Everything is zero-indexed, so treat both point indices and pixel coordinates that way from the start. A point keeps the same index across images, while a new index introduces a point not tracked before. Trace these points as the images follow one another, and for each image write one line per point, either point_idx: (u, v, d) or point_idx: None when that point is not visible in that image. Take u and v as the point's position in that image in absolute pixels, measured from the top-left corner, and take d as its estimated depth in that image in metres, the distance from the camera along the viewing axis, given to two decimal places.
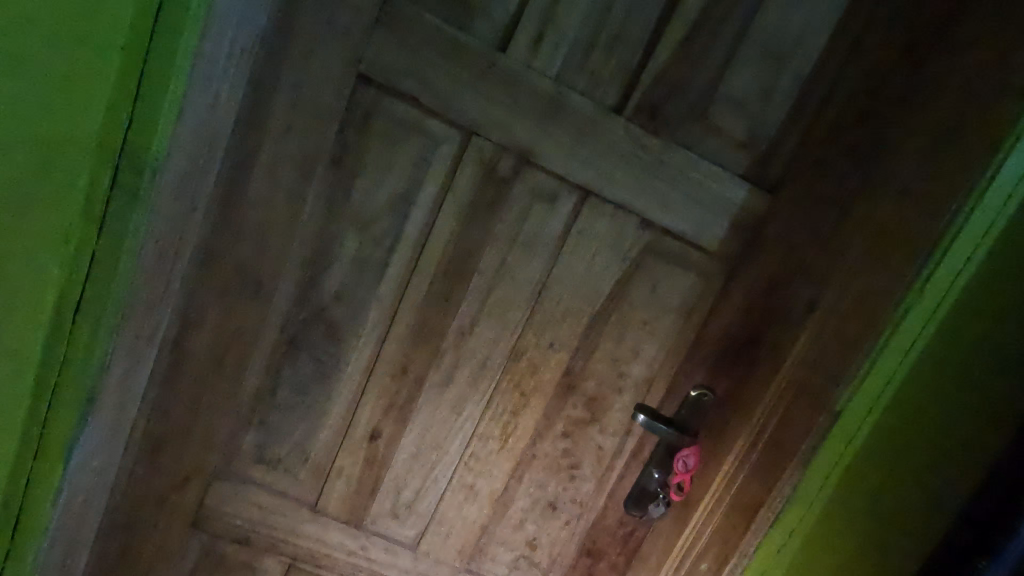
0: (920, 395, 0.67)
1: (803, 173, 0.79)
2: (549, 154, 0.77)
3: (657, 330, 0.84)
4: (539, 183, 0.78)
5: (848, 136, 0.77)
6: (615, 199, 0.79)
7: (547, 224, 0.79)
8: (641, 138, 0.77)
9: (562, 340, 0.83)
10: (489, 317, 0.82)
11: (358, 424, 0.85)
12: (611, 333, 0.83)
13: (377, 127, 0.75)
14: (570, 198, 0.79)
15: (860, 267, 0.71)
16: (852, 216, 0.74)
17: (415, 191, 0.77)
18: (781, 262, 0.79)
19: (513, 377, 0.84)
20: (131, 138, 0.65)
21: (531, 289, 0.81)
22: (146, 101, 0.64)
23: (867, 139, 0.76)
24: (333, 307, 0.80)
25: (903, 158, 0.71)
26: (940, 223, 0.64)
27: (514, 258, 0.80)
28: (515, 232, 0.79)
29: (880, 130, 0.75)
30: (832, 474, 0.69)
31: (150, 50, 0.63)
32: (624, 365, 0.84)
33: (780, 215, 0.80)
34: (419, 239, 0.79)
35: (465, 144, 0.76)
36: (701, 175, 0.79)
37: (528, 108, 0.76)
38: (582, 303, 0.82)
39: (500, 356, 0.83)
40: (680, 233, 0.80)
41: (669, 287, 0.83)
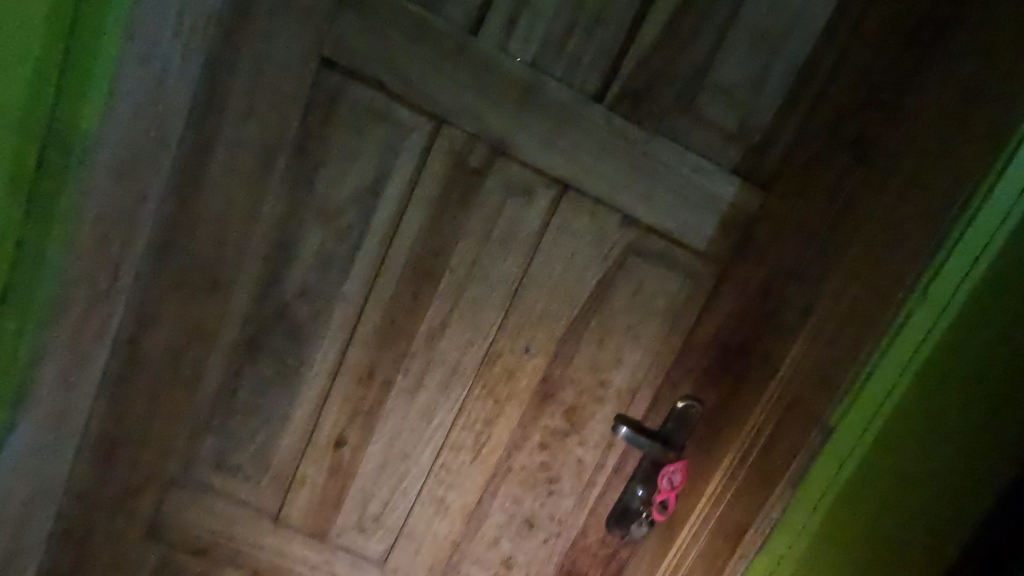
0: (920, 409, 0.63)
1: (801, 168, 0.73)
2: (524, 145, 0.72)
3: (641, 336, 0.78)
4: (514, 175, 0.73)
5: (849, 128, 0.71)
6: (596, 194, 0.73)
7: (522, 221, 0.74)
8: (625, 128, 0.72)
9: (538, 344, 0.77)
10: (460, 318, 0.77)
11: (322, 430, 0.80)
12: (591, 338, 0.78)
13: (341, 115, 0.71)
14: (547, 192, 0.74)
15: (860, 269, 0.65)
16: (850, 214, 0.68)
17: (383, 183, 0.73)
18: (775, 264, 0.73)
19: (487, 384, 0.79)
20: (54, 121, 0.63)
21: (507, 290, 0.76)
22: (69, 82, 0.63)
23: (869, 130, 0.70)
24: (296, 305, 0.77)
25: (907, 149, 0.65)
26: (945, 218, 0.58)
27: (487, 257, 0.75)
28: (488, 229, 0.74)
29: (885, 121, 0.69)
30: (827, 494, 0.64)
31: (73, 27, 0.61)
32: (606, 373, 0.79)
33: (774, 213, 0.74)
34: (387, 234, 0.74)
35: (434, 133, 0.72)
36: (687, 169, 0.73)
37: (503, 96, 0.71)
38: (561, 305, 0.76)
39: (472, 361, 0.78)
40: (665, 231, 0.75)
41: (654, 289, 0.77)
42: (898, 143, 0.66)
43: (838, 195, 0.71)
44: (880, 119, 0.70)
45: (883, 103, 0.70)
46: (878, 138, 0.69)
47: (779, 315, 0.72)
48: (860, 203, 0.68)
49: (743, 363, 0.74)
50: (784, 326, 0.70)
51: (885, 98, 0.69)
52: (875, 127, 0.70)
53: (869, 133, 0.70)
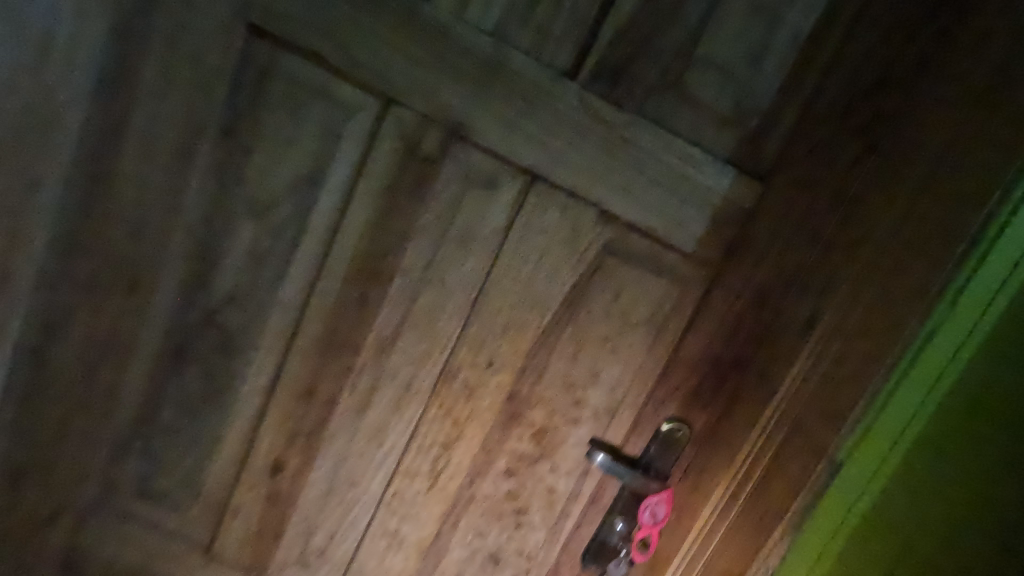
0: (940, 424, 0.56)
1: (805, 156, 0.63)
2: (485, 129, 0.62)
3: (621, 350, 0.68)
4: (474, 163, 0.63)
5: (860, 111, 0.61)
6: (568, 186, 0.63)
7: (484, 217, 0.64)
8: (603, 111, 0.62)
9: (503, 357, 0.68)
10: (413, 328, 0.67)
11: (258, 453, 0.70)
12: (564, 352, 0.68)
13: (274, 92, 0.62)
14: (513, 184, 0.64)
15: (871, 275, 0.56)
16: (860, 211, 0.59)
17: (323, 171, 0.63)
18: (774, 267, 0.63)
19: (445, 402, 0.69)
20: None
21: (468, 296, 0.66)
22: None
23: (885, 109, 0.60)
24: (225, 311, 0.67)
25: (931, 133, 0.55)
26: (978, 217, 0.50)
27: (444, 257, 0.65)
28: (445, 225, 0.64)
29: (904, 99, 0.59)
30: (843, 526, 0.56)
31: None
32: (581, 391, 0.69)
33: (773, 210, 0.64)
34: (329, 230, 0.64)
35: (382, 114, 0.62)
36: (674, 158, 0.63)
37: (461, 71, 0.61)
38: (529, 313, 0.67)
39: (428, 376, 0.68)
40: (648, 229, 0.65)
41: (635, 296, 0.67)
42: (918, 128, 0.56)
43: (847, 189, 0.61)
44: (896, 99, 0.59)
45: (900, 80, 0.59)
46: (894, 121, 0.59)
47: (779, 327, 0.62)
48: (872, 197, 0.58)
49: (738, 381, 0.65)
50: (785, 341, 0.61)
51: (903, 74, 0.59)
52: (891, 110, 0.59)
53: (884, 116, 0.60)
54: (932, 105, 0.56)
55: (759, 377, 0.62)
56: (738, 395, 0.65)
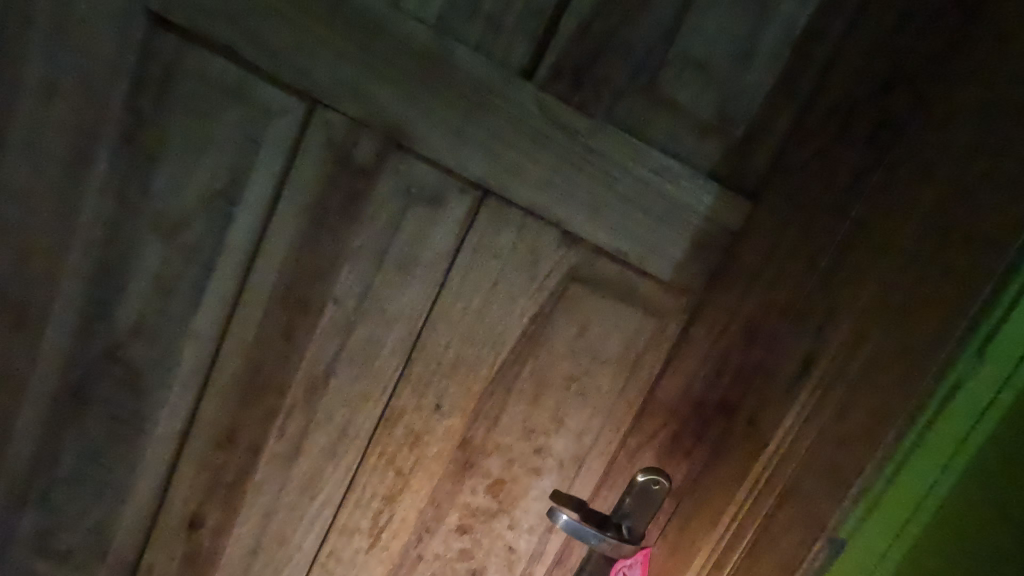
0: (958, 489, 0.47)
1: (801, 171, 0.54)
2: (428, 137, 0.53)
3: (589, 391, 0.59)
4: (416, 176, 0.54)
5: (864, 118, 0.52)
6: (525, 203, 0.55)
7: (428, 238, 0.55)
8: (564, 117, 0.53)
9: (453, 400, 0.59)
10: (349, 365, 0.58)
11: (172, 508, 0.61)
12: (523, 393, 0.59)
13: (181, 92, 0.53)
14: (461, 200, 0.55)
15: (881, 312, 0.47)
16: (866, 235, 0.50)
17: (240, 185, 0.54)
18: (766, 300, 0.54)
19: (386, 450, 0.60)
20: None
21: (411, 330, 0.57)
22: None
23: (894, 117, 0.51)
24: (131, 344, 0.58)
25: (947, 146, 0.46)
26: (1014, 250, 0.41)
27: (381, 284, 0.56)
28: (382, 248, 0.56)
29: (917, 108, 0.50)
30: None
31: None
32: (543, 438, 0.60)
33: (764, 233, 0.55)
34: (247, 254, 0.55)
35: (307, 119, 0.53)
36: (648, 172, 0.54)
37: (398, 69, 0.52)
38: (481, 350, 0.58)
39: (366, 420, 0.59)
40: (618, 253, 0.56)
41: (605, 329, 0.58)
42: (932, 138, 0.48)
43: (852, 211, 0.52)
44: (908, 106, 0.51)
45: (912, 85, 0.51)
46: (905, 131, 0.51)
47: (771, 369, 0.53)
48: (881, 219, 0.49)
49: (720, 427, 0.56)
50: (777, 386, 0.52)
51: (914, 78, 0.51)
52: (901, 120, 0.51)
53: (895, 126, 0.51)
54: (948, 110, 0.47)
55: (747, 424, 0.54)
56: (724, 444, 0.56)
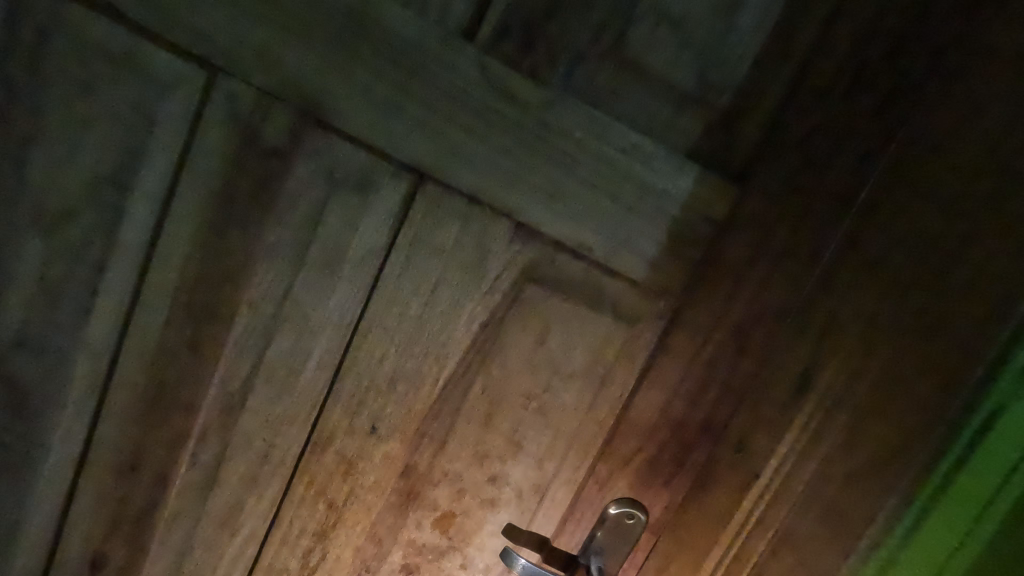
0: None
1: (795, 149, 0.45)
2: (349, 111, 0.45)
3: (551, 412, 0.50)
4: (339, 158, 0.46)
5: (869, 83, 0.44)
6: (469, 190, 0.46)
7: (355, 232, 0.47)
8: (513, 86, 0.44)
9: (391, 421, 0.50)
10: (268, 381, 0.50)
11: (68, 549, 0.52)
12: (474, 414, 0.50)
13: (57, 57, 0.44)
14: (393, 187, 0.46)
15: (894, 324, 0.40)
16: (872, 226, 0.42)
17: (133, 170, 0.46)
18: (757, 302, 0.46)
19: (316, 480, 0.51)
20: None
21: (338, 340, 0.49)
22: None
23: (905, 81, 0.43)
24: (11, 359, 0.49)
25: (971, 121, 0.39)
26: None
27: (302, 287, 0.48)
28: (303, 244, 0.47)
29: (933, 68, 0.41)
30: None
31: None
32: (498, 465, 0.51)
33: (752, 223, 0.46)
34: (144, 250, 0.47)
35: (207, 90, 0.44)
36: (615, 151, 0.46)
37: (313, 28, 0.43)
38: (423, 363, 0.49)
39: (291, 445, 0.51)
40: (582, 249, 0.47)
41: (568, 339, 0.49)
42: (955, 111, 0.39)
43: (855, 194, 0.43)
44: (922, 68, 0.42)
45: (927, 42, 0.42)
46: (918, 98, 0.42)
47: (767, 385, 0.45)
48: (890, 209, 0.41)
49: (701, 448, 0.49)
50: (773, 409, 0.44)
51: (930, 33, 0.42)
52: (914, 84, 0.42)
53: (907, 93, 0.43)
54: (977, 81, 0.39)
55: (736, 450, 0.46)
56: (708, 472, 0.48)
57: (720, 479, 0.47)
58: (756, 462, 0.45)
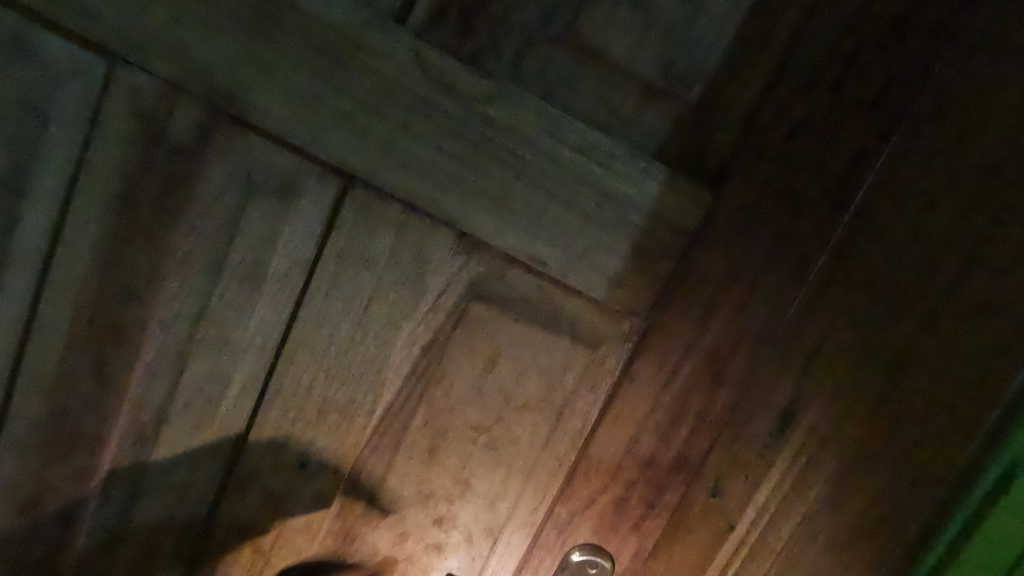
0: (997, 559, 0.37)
1: (777, 154, 0.40)
2: (267, 105, 0.39)
3: (503, 446, 0.45)
4: (257, 158, 0.40)
5: (872, 84, 0.39)
6: (405, 195, 0.40)
7: (277, 243, 0.41)
8: (452, 76, 0.39)
9: (321, 456, 0.44)
10: (184, 411, 0.44)
11: None
12: (415, 448, 0.45)
13: None
14: (319, 191, 0.41)
15: (885, 361, 0.38)
16: (865, 251, 0.39)
17: (25, 171, 0.40)
18: (732, 324, 0.41)
19: (238, 522, 0.45)
20: None
21: (261, 364, 0.43)
22: None
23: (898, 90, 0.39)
24: None
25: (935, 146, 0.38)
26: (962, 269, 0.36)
27: (218, 305, 0.42)
28: (218, 257, 0.41)
29: (924, 80, 0.38)
30: None
31: None
32: (444, 506, 0.46)
33: (729, 235, 0.41)
34: (40, 262, 0.41)
35: (105, 80, 0.39)
36: (570, 151, 0.40)
37: (225, 11, 0.38)
38: (356, 391, 0.43)
39: (210, 483, 0.45)
40: (535, 263, 0.42)
41: (521, 364, 0.43)
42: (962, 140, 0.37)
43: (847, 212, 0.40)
44: (930, 86, 0.38)
45: (922, 49, 0.38)
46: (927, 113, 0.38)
47: (748, 423, 0.41)
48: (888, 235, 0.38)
49: (671, 486, 0.44)
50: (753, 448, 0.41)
51: (925, 40, 0.38)
52: (908, 93, 0.39)
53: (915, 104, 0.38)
54: (989, 112, 0.36)
55: (712, 495, 0.43)
56: (682, 518, 0.44)
57: (691, 524, 0.43)
58: (733, 509, 0.42)
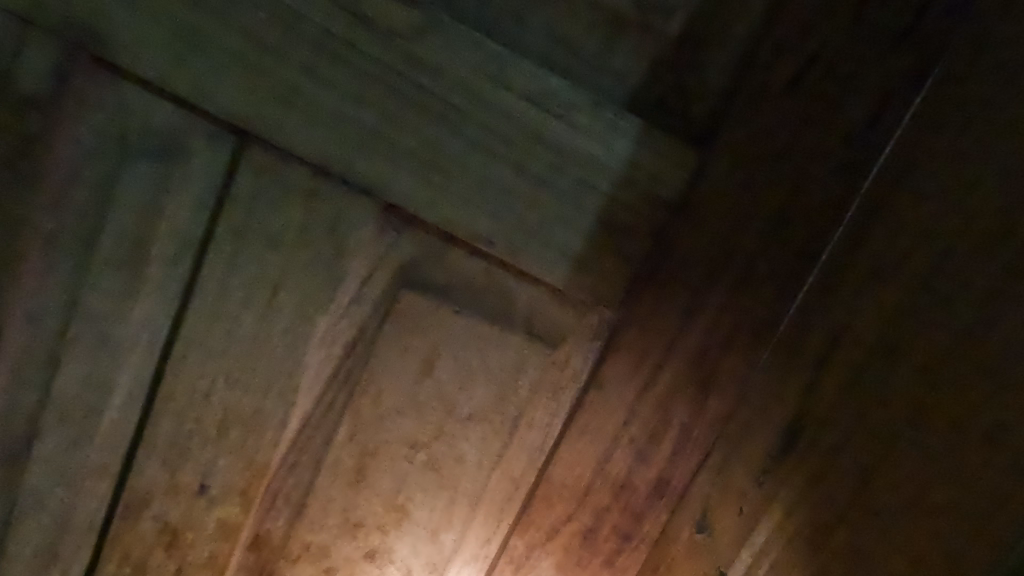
0: None
1: (780, 101, 0.32)
2: (137, 44, 0.31)
3: (446, 466, 0.37)
4: (130, 111, 0.32)
5: (895, 18, 0.31)
6: (312, 156, 0.32)
7: (161, 217, 0.33)
8: (367, 7, 0.31)
9: (225, 478, 0.37)
10: (59, 424, 0.36)
11: None
12: (340, 467, 0.37)
13: None
14: (210, 153, 0.33)
15: (900, 352, 0.29)
16: (889, 222, 0.30)
17: None
18: (720, 315, 0.33)
19: (130, 557, 0.38)
20: None
21: (149, 366, 0.35)
22: None
23: (930, 20, 0.31)
24: None
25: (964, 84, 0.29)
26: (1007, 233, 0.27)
27: (93, 294, 0.34)
28: (89, 235, 0.34)
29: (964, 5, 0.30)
30: None
31: None
32: (377, 537, 0.38)
33: (719, 205, 0.33)
34: None
35: None
36: (517, 100, 0.32)
37: None
38: (264, 400, 0.36)
39: (95, 508, 0.37)
40: (478, 241, 0.34)
41: (464, 366, 0.35)
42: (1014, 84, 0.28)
43: (868, 173, 0.31)
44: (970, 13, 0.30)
45: None
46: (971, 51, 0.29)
47: (741, 440, 0.33)
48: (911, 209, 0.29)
49: (649, 514, 0.36)
50: (749, 477, 0.33)
51: None
52: (943, 23, 0.31)
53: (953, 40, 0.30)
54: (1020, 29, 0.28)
55: (699, 530, 0.34)
56: (664, 554, 0.35)
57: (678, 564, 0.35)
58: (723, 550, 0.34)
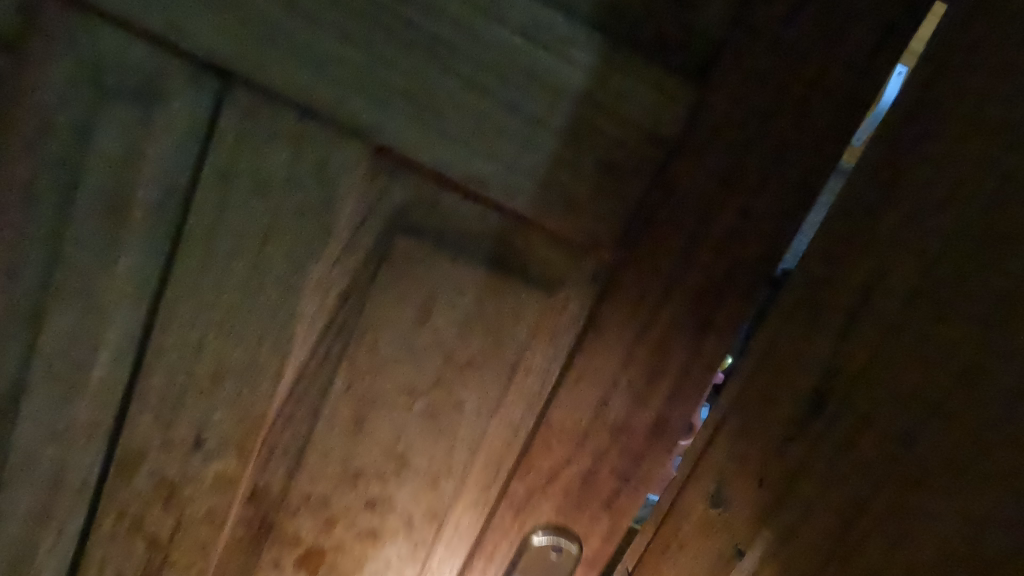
0: None
1: (779, 34, 0.31)
2: None
3: (444, 414, 0.37)
4: (104, 53, 0.31)
5: None
6: (298, 97, 0.31)
7: (141, 165, 0.32)
8: None
9: (220, 431, 0.36)
10: (48, 380, 0.36)
11: None
12: (338, 418, 0.37)
13: None
14: (190, 96, 0.31)
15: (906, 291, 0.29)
16: (893, 189, 0.29)
17: None
18: (717, 255, 0.33)
19: (126, 513, 0.37)
20: None
21: (137, 320, 0.35)
22: None
23: None
24: None
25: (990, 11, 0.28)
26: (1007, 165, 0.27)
27: (74, 248, 0.33)
28: (67, 185, 0.32)
29: None
30: None
31: None
32: (377, 487, 0.38)
33: (716, 141, 0.32)
34: None
35: None
36: (510, 35, 0.31)
37: None
38: (258, 351, 0.35)
39: (90, 465, 0.37)
40: (472, 184, 0.33)
41: (462, 313, 0.35)
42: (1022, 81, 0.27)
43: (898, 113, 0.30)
44: None
45: None
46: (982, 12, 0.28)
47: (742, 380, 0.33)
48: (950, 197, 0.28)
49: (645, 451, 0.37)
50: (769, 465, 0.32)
51: None
52: None
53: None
54: None
55: (714, 505, 0.34)
56: (675, 534, 0.35)
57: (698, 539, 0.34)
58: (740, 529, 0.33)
